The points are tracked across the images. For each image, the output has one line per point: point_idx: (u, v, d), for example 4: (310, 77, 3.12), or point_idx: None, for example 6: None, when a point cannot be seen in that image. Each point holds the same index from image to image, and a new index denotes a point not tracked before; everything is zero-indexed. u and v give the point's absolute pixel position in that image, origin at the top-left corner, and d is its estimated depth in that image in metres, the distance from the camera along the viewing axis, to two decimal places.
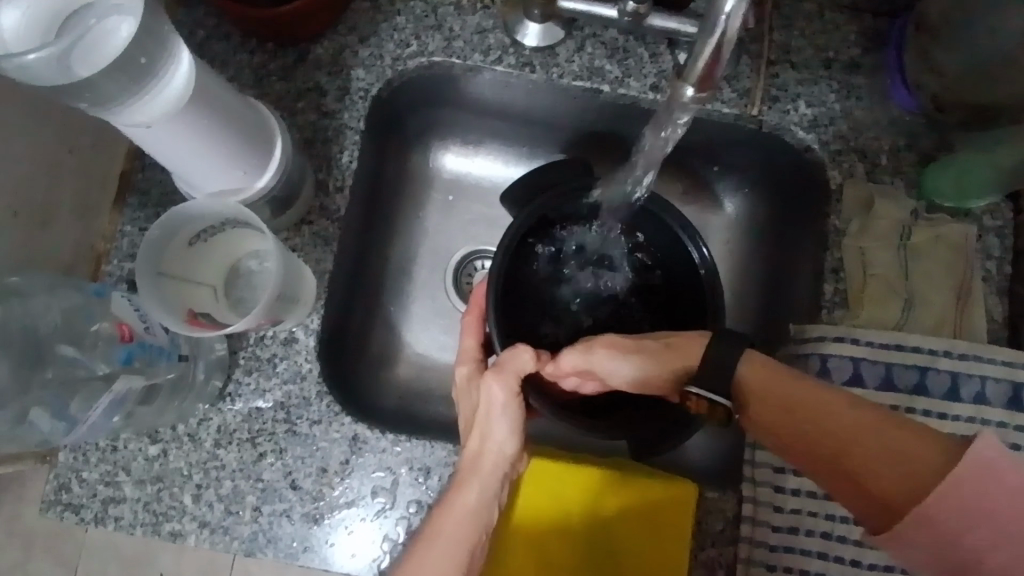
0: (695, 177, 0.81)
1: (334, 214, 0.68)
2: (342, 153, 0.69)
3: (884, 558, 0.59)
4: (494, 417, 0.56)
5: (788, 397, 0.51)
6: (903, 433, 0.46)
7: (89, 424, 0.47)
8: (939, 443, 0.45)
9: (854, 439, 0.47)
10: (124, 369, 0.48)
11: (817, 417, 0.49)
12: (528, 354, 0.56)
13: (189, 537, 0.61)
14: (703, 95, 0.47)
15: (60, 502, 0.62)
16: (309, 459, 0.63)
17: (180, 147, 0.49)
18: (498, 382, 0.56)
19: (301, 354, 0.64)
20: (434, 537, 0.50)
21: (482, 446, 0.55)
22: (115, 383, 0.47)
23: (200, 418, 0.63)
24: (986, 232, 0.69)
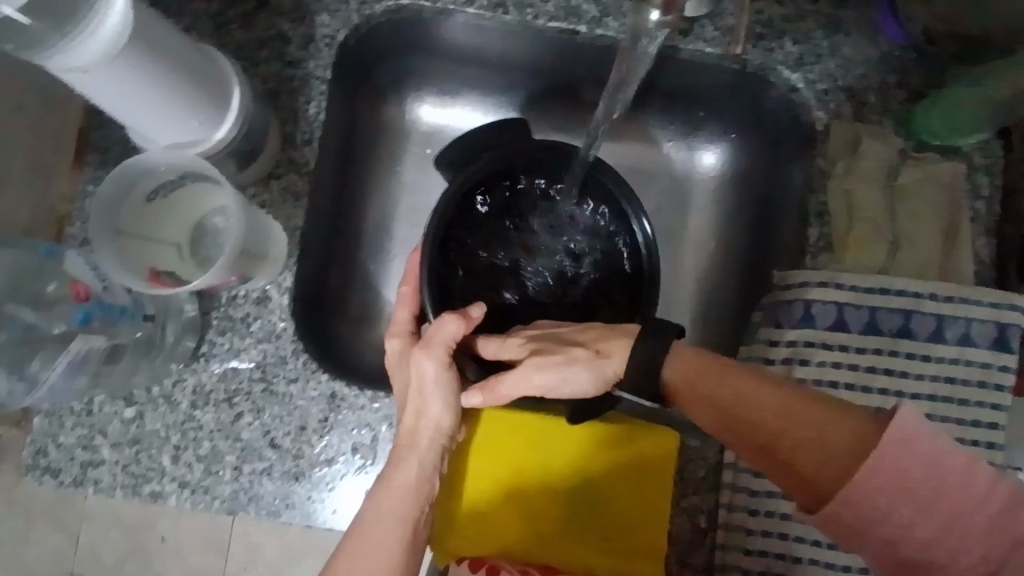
0: (679, 124, 0.79)
1: (304, 168, 0.65)
2: (309, 105, 0.66)
3: None
4: (426, 393, 0.55)
5: (728, 387, 0.50)
6: (823, 408, 0.46)
7: (49, 383, 0.47)
8: (863, 420, 0.45)
9: (791, 421, 0.47)
10: (83, 329, 0.47)
11: (766, 402, 0.47)
12: (454, 323, 0.54)
13: (170, 498, 0.61)
14: (670, 20, 0.45)
15: (39, 466, 0.61)
16: (287, 418, 0.62)
17: (122, 96, 0.46)
18: (426, 358, 0.54)
19: (274, 312, 0.63)
20: (373, 518, 0.50)
21: (412, 420, 0.55)
22: (74, 342, 0.46)
23: (174, 379, 0.62)
24: (976, 170, 0.67)
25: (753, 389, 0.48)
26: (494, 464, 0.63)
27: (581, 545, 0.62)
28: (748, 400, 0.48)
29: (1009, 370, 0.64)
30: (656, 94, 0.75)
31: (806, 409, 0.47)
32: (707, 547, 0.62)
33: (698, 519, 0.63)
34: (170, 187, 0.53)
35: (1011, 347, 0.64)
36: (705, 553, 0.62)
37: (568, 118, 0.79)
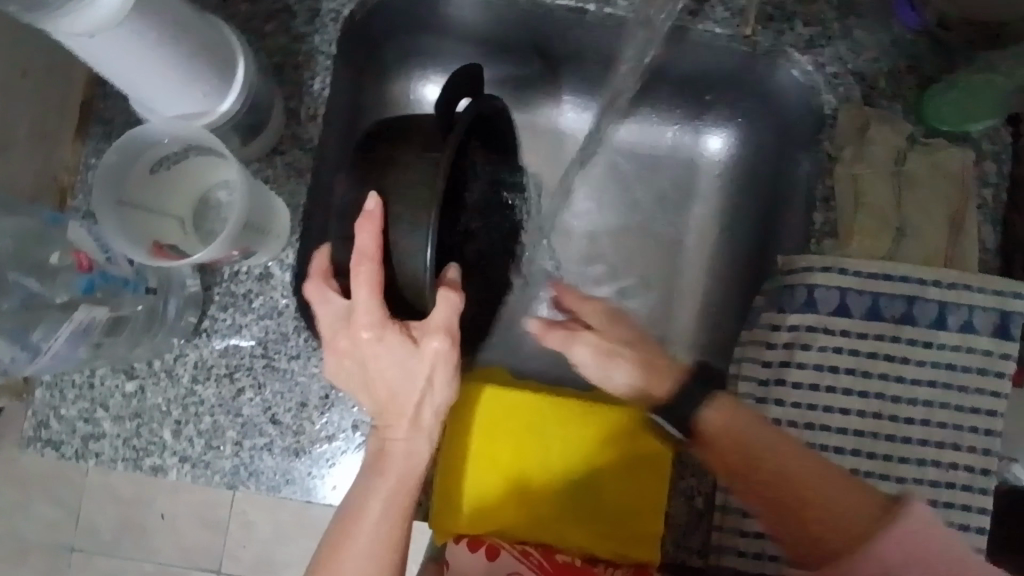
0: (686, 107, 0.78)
1: (308, 144, 0.65)
2: (313, 80, 0.65)
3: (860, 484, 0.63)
4: (433, 387, 0.52)
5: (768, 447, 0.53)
6: (846, 484, 0.51)
7: (52, 351, 0.46)
8: (873, 497, 0.50)
9: (812, 477, 0.52)
10: (86, 298, 0.47)
11: (795, 463, 0.52)
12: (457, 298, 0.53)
13: (171, 472, 0.61)
14: None
15: (40, 438, 0.61)
16: (289, 394, 0.62)
17: (129, 62, 0.46)
18: (443, 345, 0.51)
19: (277, 288, 0.63)
20: (361, 539, 0.51)
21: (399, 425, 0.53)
22: (76, 311, 0.46)
23: (176, 353, 0.62)
24: (984, 158, 0.67)
25: (790, 453, 0.53)
26: (493, 445, 0.64)
27: (579, 527, 0.63)
28: (782, 462, 0.53)
29: (1010, 360, 0.64)
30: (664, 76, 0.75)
31: (839, 486, 0.51)
32: (704, 530, 0.63)
33: (695, 501, 0.63)
34: (175, 158, 0.52)
35: (1014, 336, 0.64)
36: (702, 535, 0.63)
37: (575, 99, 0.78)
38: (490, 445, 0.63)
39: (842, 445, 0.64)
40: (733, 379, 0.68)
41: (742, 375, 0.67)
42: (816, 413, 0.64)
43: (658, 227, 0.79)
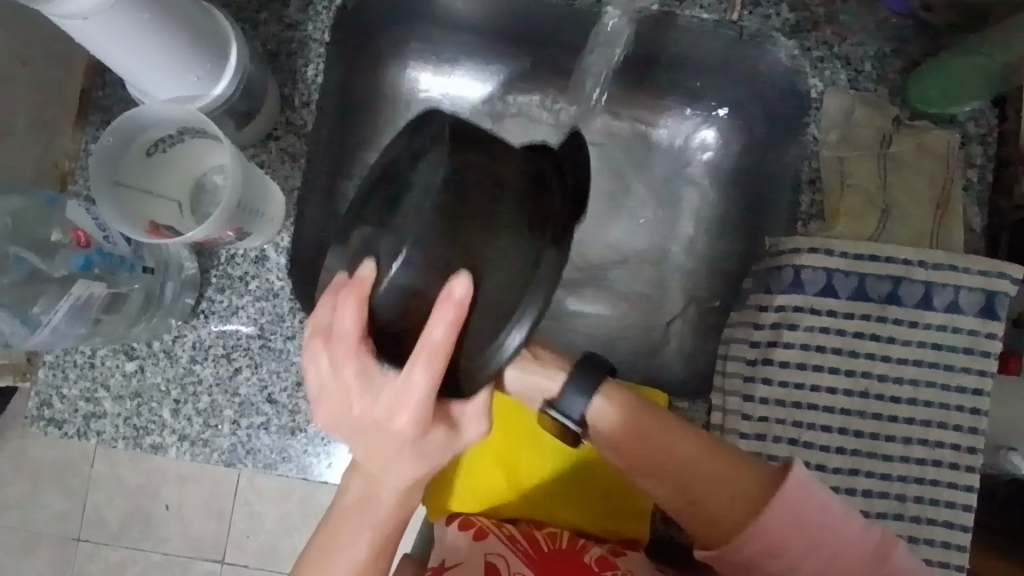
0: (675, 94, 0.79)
1: (302, 130, 0.66)
2: (307, 67, 0.67)
3: (848, 462, 0.64)
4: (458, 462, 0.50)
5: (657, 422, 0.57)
6: (738, 462, 0.56)
7: (52, 326, 0.48)
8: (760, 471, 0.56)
9: (699, 459, 0.56)
10: (84, 274, 0.48)
11: (691, 451, 0.56)
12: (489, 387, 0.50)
13: (170, 450, 0.63)
14: None
15: (43, 417, 0.63)
16: (284, 374, 0.64)
17: (119, 45, 0.47)
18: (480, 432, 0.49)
19: (272, 271, 0.64)
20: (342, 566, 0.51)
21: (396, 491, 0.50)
22: (74, 286, 0.48)
23: (174, 334, 0.63)
24: (970, 140, 0.68)
25: (683, 442, 0.57)
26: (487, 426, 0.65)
27: (570, 505, 0.64)
28: (682, 453, 0.56)
29: (995, 339, 0.64)
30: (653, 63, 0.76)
31: (716, 454, 0.56)
32: None
33: None
34: (170, 142, 0.54)
35: (1000, 315, 0.64)
36: None
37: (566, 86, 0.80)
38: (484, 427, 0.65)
39: (830, 423, 0.64)
40: (722, 358, 0.69)
41: (730, 355, 0.68)
42: (803, 392, 0.65)
43: (649, 212, 0.80)
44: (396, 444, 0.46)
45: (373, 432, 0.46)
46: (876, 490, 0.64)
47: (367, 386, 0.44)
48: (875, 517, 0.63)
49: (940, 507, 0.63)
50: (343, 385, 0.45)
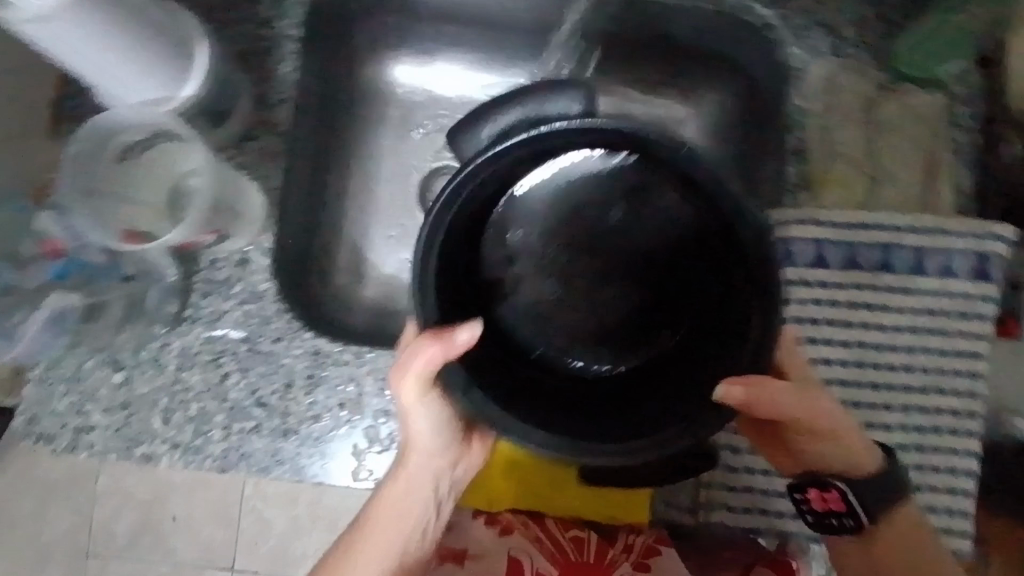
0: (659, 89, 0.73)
1: (279, 128, 0.65)
2: (281, 65, 0.66)
3: None
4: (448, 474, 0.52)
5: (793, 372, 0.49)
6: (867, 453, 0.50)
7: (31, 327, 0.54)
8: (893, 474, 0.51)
9: (848, 438, 0.49)
10: (59, 284, 0.54)
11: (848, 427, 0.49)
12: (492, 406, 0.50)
13: (162, 459, 0.62)
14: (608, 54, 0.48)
15: (33, 433, 0.62)
16: (273, 376, 0.63)
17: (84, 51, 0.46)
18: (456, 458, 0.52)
19: (256, 272, 0.63)
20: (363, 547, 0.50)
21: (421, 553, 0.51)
22: (50, 295, 0.54)
23: (160, 343, 0.62)
24: (957, 101, 0.66)
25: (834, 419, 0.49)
26: None
27: (570, 495, 0.63)
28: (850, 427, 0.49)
29: (991, 302, 0.63)
30: None
31: (843, 415, 0.50)
32: (691, 487, 0.64)
33: None
34: (140, 146, 0.54)
35: (992, 278, 0.63)
36: (691, 492, 0.64)
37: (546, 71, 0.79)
38: None
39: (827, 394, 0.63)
40: None
41: None
42: None
43: None
44: (424, 511, 0.51)
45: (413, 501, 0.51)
46: None
47: (437, 459, 0.50)
48: None
49: (944, 474, 0.63)
50: (426, 455, 0.50)
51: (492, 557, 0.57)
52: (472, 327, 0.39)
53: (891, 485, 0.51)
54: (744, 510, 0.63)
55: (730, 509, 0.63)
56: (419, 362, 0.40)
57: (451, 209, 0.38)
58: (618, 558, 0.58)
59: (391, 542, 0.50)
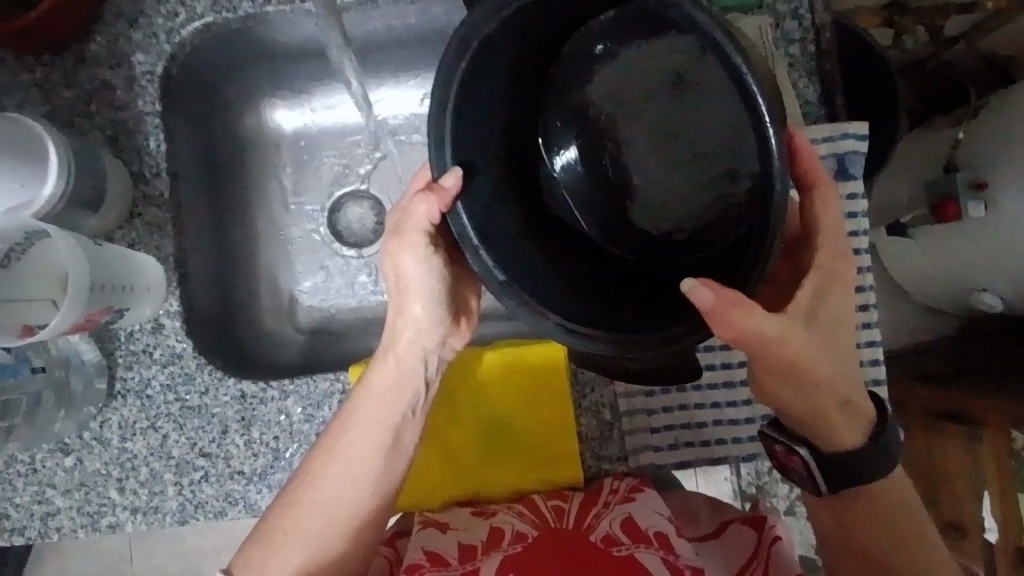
0: None
1: (160, 200, 0.69)
2: (149, 140, 0.70)
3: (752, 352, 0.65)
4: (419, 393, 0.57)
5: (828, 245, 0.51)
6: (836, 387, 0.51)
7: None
8: (856, 416, 0.52)
9: (818, 367, 0.49)
10: None
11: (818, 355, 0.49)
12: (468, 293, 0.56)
13: (127, 525, 0.67)
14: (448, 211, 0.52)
15: (5, 528, 0.67)
16: (208, 426, 0.67)
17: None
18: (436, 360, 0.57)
19: (170, 335, 0.67)
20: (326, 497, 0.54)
21: (389, 464, 0.55)
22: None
23: (99, 420, 0.67)
24: (783, 18, 0.69)
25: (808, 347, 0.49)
26: None
27: (506, 469, 0.67)
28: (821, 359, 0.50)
29: (856, 197, 0.68)
30: None
31: (838, 347, 0.51)
32: (618, 438, 0.67)
33: (602, 413, 0.67)
34: None
35: (853, 174, 0.68)
36: (617, 441, 0.67)
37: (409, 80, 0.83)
38: None
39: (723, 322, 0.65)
40: None
41: None
42: None
43: None
44: (401, 412, 0.55)
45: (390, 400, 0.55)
46: None
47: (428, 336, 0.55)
48: None
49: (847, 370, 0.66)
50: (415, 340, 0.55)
51: (472, 529, 0.60)
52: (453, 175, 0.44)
53: (856, 442, 0.52)
54: (671, 446, 0.66)
55: (657, 450, 0.65)
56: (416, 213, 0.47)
57: (461, 58, 0.42)
58: (598, 513, 0.58)
59: (361, 438, 0.54)
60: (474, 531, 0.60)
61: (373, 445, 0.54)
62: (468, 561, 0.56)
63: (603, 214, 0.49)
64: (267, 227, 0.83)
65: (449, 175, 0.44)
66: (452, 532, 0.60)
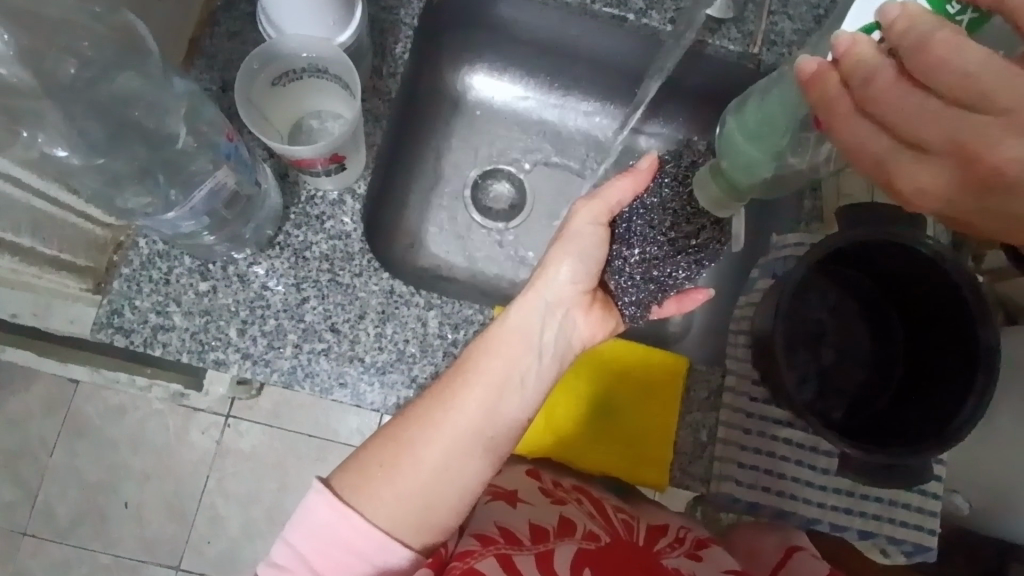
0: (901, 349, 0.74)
1: (385, 96, 0.75)
2: (396, 45, 0.76)
3: (915, 517, 0.72)
4: (565, 291, 0.66)
5: (946, 138, 0.39)
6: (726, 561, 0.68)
7: (190, 204, 0.54)
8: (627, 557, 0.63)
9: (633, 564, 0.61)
10: (226, 163, 0.54)
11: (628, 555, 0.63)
12: (623, 184, 0.65)
13: (232, 367, 0.67)
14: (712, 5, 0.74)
15: (112, 325, 0.66)
16: (347, 306, 0.69)
17: None
18: (550, 297, 0.66)
19: (347, 213, 0.71)
20: (474, 379, 0.62)
21: (524, 353, 0.64)
22: (218, 171, 0.54)
23: (249, 260, 0.68)
24: None
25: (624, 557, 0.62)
26: (575, 386, 0.74)
27: (601, 447, 0.74)
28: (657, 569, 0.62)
29: None
30: (671, 75, 0.88)
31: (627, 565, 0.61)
32: (706, 460, 0.71)
33: (700, 433, 0.71)
34: (290, 77, 0.64)
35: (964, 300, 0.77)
36: (704, 465, 0.71)
37: (581, 73, 0.92)
38: (574, 388, 0.74)
39: (909, 500, 0.72)
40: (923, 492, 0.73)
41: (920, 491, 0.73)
42: (917, 496, 0.72)
43: None
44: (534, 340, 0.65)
45: (503, 411, 0.62)
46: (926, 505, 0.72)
47: (579, 265, 0.66)
48: (861, 499, 0.71)
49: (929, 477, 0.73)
50: (538, 332, 0.65)
51: (542, 507, 0.67)
52: (649, 154, 0.66)
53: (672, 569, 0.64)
54: (750, 484, 0.70)
55: (739, 483, 0.70)
56: (612, 190, 0.65)
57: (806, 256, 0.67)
58: (667, 549, 0.67)
59: (517, 328, 0.64)
60: (544, 512, 0.66)
61: (488, 423, 0.61)
62: (540, 543, 0.61)
63: (794, 322, 0.74)
64: (421, 173, 0.91)
65: (645, 158, 0.65)
66: (523, 505, 0.67)
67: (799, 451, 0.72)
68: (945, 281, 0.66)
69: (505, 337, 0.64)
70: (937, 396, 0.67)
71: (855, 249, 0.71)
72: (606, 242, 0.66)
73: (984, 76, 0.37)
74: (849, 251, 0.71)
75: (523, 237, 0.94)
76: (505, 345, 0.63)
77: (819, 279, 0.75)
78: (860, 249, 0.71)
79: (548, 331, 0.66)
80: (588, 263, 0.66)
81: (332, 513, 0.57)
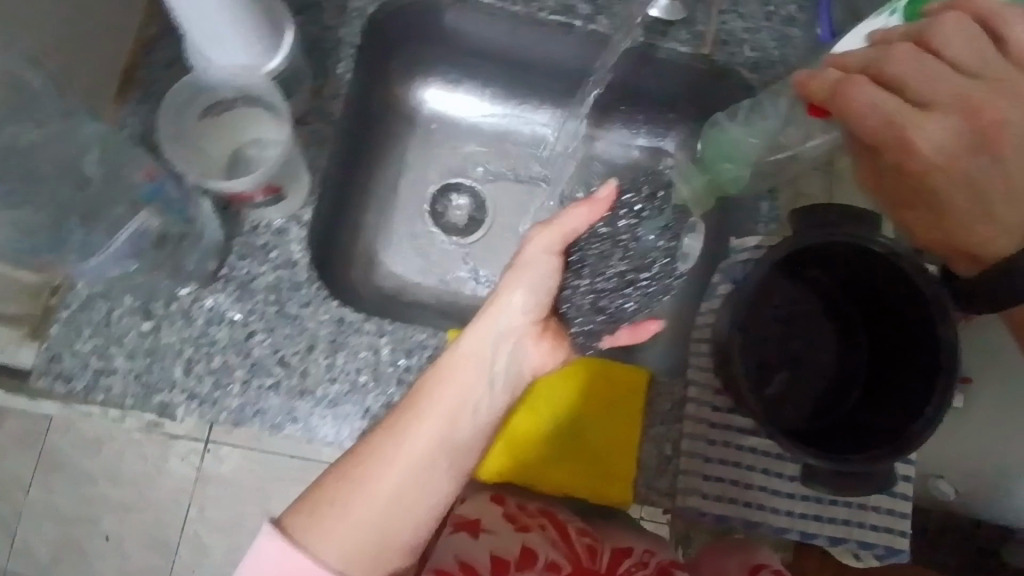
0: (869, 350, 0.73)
1: (329, 118, 0.73)
2: (338, 65, 0.74)
3: (885, 520, 0.71)
4: (518, 315, 0.64)
5: (949, 97, 0.54)
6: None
7: (109, 248, 0.57)
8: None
9: None
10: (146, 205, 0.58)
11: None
12: (581, 212, 0.63)
13: (178, 408, 0.65)
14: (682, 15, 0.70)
15: (51, 371, 0.64)
16: (297, 337, 0.67)
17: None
18: (502, 322, 0.64)
19: (293, 241, 0.69)
20: (426, 408, 0.60)
21: (477, 379, 0.62)
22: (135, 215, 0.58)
23: (192, 297, 0.66)
24: None
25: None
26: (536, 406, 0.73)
27: (565, 467, 0.72)
28: None
29: None
30: (625, 79, 0.86)
31: None
32: (671, 474, 0.69)
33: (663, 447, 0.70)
34: (221, 107, 0.64)
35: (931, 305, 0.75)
36: (669, 480, 0.69)
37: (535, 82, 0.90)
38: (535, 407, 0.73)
39: (878, 503, 0.71)
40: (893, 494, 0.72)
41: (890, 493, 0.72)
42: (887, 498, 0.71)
43: None
44: (486, 365, 0.63)
45: (458, 439, 0.61)
46: (896, 507, 0.71)
47: (532, 289, 0.64)
48: (829, 505, 0.70)
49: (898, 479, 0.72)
50: (491, 357, 0.63)
51: (504, 537, 0.64)
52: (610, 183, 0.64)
53: None
54: (717, 497, 0.69)
55: (705, 496, 0.69)
56: (568, 216, 0.63)
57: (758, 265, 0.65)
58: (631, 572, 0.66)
59: (470, 354, 0.62)
60: (506, 542, 0.64)
61: (441, 453, 0.60)
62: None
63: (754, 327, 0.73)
64: (377, 192, 0.89)
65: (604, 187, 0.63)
66: (485, 536, 0.64)
67: (766, 460, 0.70)
68: (903, 279, 0.64)
69: (457, 364, 0.62)
70: (904, 398, 0.65)
71: (816, 251, 0.69)
72: (559, 271, 0.65)
73: (1004, 80, 0.54)
74: (809, 254, 0.70)
75: (484, 251, 0.92)
76: (457, 372, 0.62)
77: (779, 283, 0.74)
78: (819, 251, 0.69)
79: (503, 354, 0.64)
80: (541, 290, 0.65)
81: (281, 553, 0.55)
